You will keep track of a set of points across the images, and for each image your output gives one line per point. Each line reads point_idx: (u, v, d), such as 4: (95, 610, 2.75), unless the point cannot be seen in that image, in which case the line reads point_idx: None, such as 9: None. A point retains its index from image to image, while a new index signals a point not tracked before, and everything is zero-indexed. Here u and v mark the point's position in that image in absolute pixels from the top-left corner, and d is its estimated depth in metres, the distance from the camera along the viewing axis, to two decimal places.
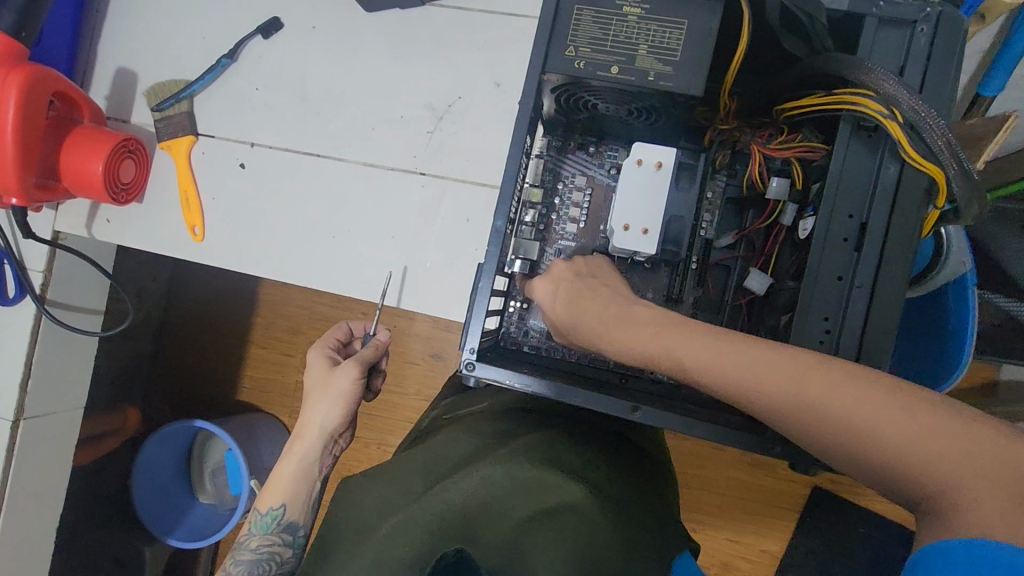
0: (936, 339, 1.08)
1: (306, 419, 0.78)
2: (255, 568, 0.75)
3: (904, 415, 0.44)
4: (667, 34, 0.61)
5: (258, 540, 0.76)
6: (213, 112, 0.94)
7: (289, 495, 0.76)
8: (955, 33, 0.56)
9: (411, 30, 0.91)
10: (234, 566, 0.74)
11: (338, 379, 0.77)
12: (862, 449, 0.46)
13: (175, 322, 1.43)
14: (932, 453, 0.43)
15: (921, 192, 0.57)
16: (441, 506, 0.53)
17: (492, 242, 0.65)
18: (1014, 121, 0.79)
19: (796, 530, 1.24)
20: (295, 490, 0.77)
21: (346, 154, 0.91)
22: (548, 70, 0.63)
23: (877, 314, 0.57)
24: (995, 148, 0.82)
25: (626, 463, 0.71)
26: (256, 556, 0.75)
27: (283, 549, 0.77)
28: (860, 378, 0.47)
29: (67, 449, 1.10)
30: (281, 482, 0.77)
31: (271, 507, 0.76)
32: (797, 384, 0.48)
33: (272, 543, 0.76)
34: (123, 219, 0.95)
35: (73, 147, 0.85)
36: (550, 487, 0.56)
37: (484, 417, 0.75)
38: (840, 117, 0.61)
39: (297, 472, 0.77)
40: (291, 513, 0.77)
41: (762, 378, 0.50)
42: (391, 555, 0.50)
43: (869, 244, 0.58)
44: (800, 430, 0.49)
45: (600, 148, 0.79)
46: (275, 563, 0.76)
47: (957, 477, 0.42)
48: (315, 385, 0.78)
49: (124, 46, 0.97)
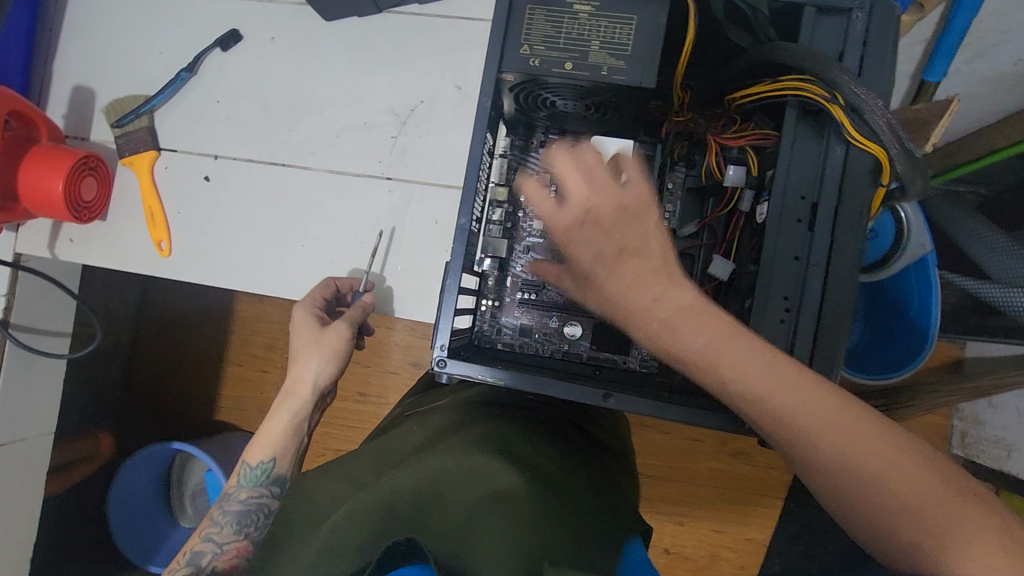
0: (899, 320, 1.14)
1: (296, 376, 0.77)
2: (244, 517, 0.75)
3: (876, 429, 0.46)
4: (617, 30, 0.63)
5: (247, 491, 0.76)
6: (174, 127, 0.93)
7: (280, 450, 0.76)
8: (888, 19, 0.59)
9: (371, 37, 0.92)
10: (221, 517, 0.75)
11: (329, 337, 0.77)
12: (817, 449, 0.47)
13: (146, 344, 1.40)
14: (901, 472, 0.45)
15: (867, 173, 0.59)
16: (390, 498, 0.56)
17: (457, 239, 0.65)
18: (957, 103, 0.84)
19: (777, 516, 1.26)
20: (284, 444, 0.77)
21: (312, 163, 0.91)
22: (504, 69, 0.64)
23: (833, 290, 0.59)
24: (941, 131, 0.86)
25: (581, 458, 0.73)
26: (245, 507, 0.75)
27: (270, 500, 0.76)
28: (809, 374, 0.48)
29: (37, 477, 1.08)
30: (270, 437, 0.76)
31: (260, 460, 0.76)
32: (779, 387, 0.48)
33: (261, 495, 0.76)
34: (86, 239, 0.94)
35: (30, 166, 0.84)
36: (499, 481, 0.58)
37: (440, 414, 0.75)
38: (786, 103, 0.63)
39: (287, 429, 0.77)
40: (280, 466, 0.77)
41: (754, 372, 0.48)
42: (342, 543, 0.53)
43: (821, 224, 0.60)
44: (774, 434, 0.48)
45: (561, 145, 0.80)
46: (263, 515, 0.76)
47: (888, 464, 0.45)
48: (303, 342, 0.76)
49: (80, 64, 0.96)
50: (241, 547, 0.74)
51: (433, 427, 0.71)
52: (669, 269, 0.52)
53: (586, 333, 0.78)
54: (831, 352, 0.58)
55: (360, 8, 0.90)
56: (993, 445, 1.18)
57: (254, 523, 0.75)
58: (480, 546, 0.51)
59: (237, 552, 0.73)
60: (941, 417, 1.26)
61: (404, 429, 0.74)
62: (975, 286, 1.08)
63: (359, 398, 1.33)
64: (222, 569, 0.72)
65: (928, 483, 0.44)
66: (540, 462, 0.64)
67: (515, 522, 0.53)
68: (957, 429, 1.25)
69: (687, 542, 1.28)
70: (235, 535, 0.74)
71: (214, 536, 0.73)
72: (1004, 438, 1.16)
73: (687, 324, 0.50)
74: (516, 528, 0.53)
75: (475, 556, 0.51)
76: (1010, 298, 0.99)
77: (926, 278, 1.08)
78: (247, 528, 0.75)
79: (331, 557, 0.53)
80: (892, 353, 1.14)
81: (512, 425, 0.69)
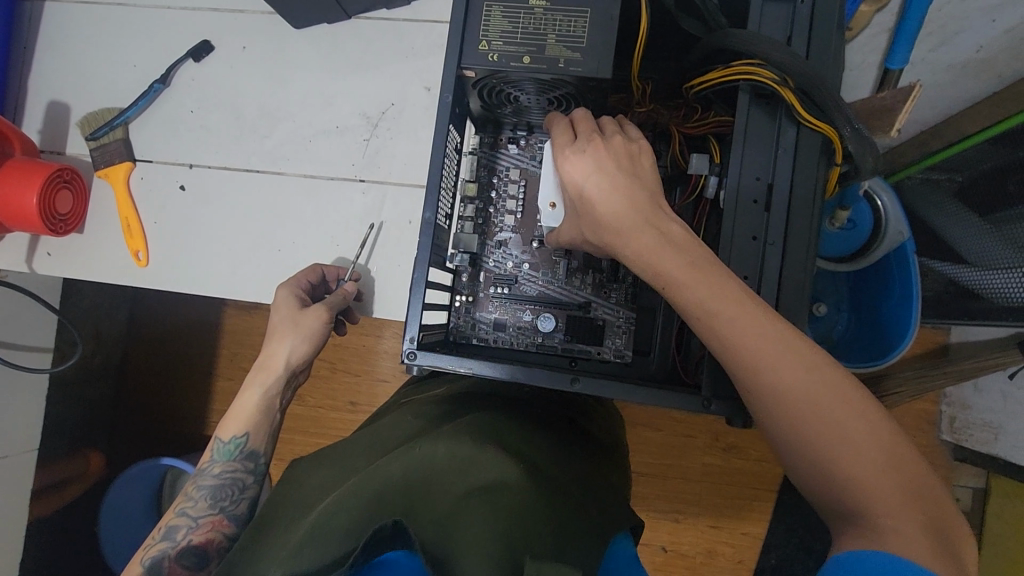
0: (885, 308, 1.14)
1: (271, 351, 0.75)
2: (218, 491, 0.74)
3: (853, 409, 0.47)
4: (572, 23, 0.65)
5: (221, 466, 0.75)
6: (149, 138, 0.94)
7: (253, 425, 0.76)
8: (832, 4, 0.62)
9: (340, 43, 0.93)
10: (194, 491, 0.73)
11: (307, 318, 0.76)
12: (789, 414, 0.48)
13: (134, 360, 1.40)
14: (866, 455, 0.46)
15: (818, 150, 0.62)
16: (380, 484, 0.58)
17: (423, 233, 0.67)
18: (920, 89, 0.71)
19: (770, 507, 1.26)
20: (258, 421, 0.76)
21: (286, 169, 0.92)
22: (465, 65, 0.67)
23: (790, 265, 0.62)
24: (905, 118, 0.73)
25: (576, 442, 0.73)
26: (218, 482, 0.74)
27: (244, 474, 0.75)
28: (786, 340, 0.49)
29: (23, 493, 1.08)
30: (244, 412, 0.76)
31: (234, 435, 0.75)
32: (757, 348, 0.49)
33: (235, 470, 0.75)
34: (64, 252, 0.94)
35: (4, 180, 0.85)
36: (486, 463, 0.58)
37: (430, 402, 0.76)
38: (739, 88, 0.65)
39: (259, 405, 0.76)
40: (254, 441, 0.76)
41: (744, 333, 0.49)
42: (330, 531, 0.54)
43: (776, 204, 0.62)
44: (757, 400, 0.50)
45: (530, 140, 0.81)
46: (238, 489, 0.74)
47: (849, 445, 0.46)
48: (283, 322, 0.75)
49: (56, 80, 0.97)
50: (216, 521, 0.72)
51: (424, 419, 0.71)
52: (658, 222, 0.55)
53: (560, 325, 0.78)
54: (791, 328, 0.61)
55: (329, 15, 0.91)
56: (980, 428, 1.17)
57: (229, 498, 0.74)
58: (463, 527, 0.51)
59: (212, 526, 0.72)
60: (928, 403, 1.26)
61: (394, 416, 0.75)
62: (952, 271, 1.09)
63: (350, 407, 1.33)
64: (197, 543, 0.70)
65: (890, 471, 0.45)
66: (529, 449, 0.64)
67: (500, 511, 0.52)
68: (946, 414, 1.25)
69: (684, 539, 1.28)
70: (209, 509, 0.73)
71: (188, 511, 0.72)
72: (991, 421, 1.14)
73: (678, 270, 0.52)
74: (499, 510, 0.52)
75: (460, 535, 0.50)
76: (986, 279, 1.01)
77: (905, 265, 1.09)
78: (222, 502, 0.74)
79: (317, 541, 0.54)
80: (873, 341, 1.15)
81: (497, 412, 0.70)
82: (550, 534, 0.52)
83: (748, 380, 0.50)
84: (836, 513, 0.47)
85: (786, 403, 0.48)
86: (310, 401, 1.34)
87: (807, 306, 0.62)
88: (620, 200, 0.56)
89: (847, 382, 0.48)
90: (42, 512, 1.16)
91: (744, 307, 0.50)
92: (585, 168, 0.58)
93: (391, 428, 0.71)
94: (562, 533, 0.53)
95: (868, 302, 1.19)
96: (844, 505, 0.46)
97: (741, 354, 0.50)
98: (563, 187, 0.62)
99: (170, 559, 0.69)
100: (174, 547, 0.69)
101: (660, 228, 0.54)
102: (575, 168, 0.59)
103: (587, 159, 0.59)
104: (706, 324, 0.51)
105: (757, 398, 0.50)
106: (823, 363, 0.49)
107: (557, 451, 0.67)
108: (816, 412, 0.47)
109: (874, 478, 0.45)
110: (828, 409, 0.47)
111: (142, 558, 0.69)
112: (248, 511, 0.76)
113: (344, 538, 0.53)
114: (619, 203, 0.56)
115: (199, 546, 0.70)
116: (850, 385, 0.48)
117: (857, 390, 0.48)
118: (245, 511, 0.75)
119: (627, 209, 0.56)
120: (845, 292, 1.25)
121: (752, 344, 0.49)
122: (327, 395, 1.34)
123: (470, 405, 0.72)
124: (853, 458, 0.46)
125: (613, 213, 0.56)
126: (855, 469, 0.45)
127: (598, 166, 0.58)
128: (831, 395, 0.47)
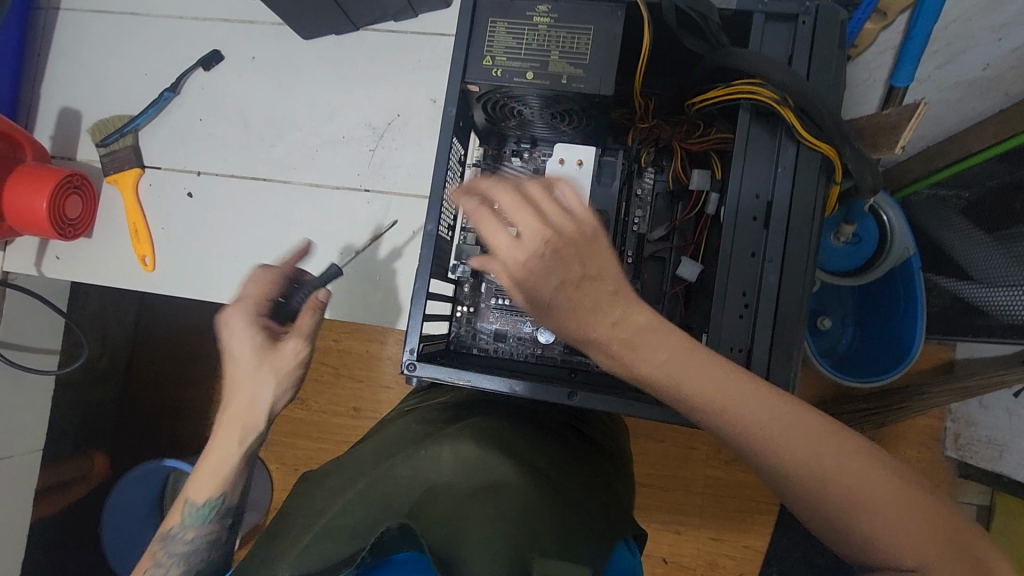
0: (890, 321, 1.14)
1: (233, 400, 0.65)
2: (191, 557, 0.66)
3: (836, 430, 0.49)
4: (576, 40, 0.66)
5: (194, 530, 0.66)
6: (158, 145, 0.96)
7: (224, 483, 0.66)
8: (832, 25, 0.64)
9: (348, 54, 0.94)
10: (165, 557, 0.66)
11: (278, 356, 0.65)
12: (781, 467, 0.49)
13: (139, 363, 1.41)
14: (855, 470, 0.48)
15: (817, 168, 0.63)
16: (387, 485, 0.59)
17: (425, 245, 0.67)
18: (924, 107, 0.68)
19: (772, 522, 1.25)
20: (225, 479, 0.65)
21: (292, 177, 0.94)
22: (469, 80, 0.68)
23: (789, 283, 0.63)
24: (910, 135, 0.71)
25: (581, 447, 0.73)
26: (190, 548, 0.66)
27: (222, 532, 0.68)
28: (767, 398, 0.50)
29: (27, 494, 1.09)
30: (209, 474, 0.65)
31: (207, 499, 0.66)
32: (739, 411, 0.50)
33: (209, 533, 0.67)
34: (73, 256, 0.96)
35: (15, 185, 0.87)
36: (490, 469, 0.59)
37: (435, 407, 0.76)
38: (739, 106, 0.66)
39: (228, 458, 0.65)
40: (230, 501, 0.67)
41: (708, 382, 0.50)
42: (340, 529, 0.56)
43: (775, 221, 0.63)
44: (735, 438, 0.51)
45: (533, 153, 0.81)
46: (215, 549, 0.67)
47: (850, 483, 0.47)
48: (241, 368, 0.64)
49: (68, 88, 0.99)
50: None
51: (427, 422, 0.71)
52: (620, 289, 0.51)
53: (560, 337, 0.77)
54: (789, 344, 0.62)
55: (337, 26, 0.92)
56: (985, 445, 1.16)
57: (205, 558, 0.67)
58: (469, 527, 0.52)
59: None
60: (933, 419, 1.25)
61: (399, 422, 0.74)
62: (957, 287, 1.10)
63: (353, 413, 1.34)
64: None
65: (892, 499, 0.47)
66: (534, 453, 0.65)
67: (507, 511, 0.54)
68: (950, 430, 1.23)
69: (685, 551, 1.27)
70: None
71: None
72: (996, 438, 1.14)
73: (646, 346, 0.51)
74: (504, 515, 0.53)
75: (465, 534, 0.51)
76: (991, 296, 1.01)
77: (910, 279, 1.09)
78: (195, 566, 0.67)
79: (327, 543, 0.55)
80: (879, 357, 1.14)
81: (502, 417, 0.70)
82: (556, 538, 0.53)
83: (718, 425, 0.51)
84: (831, 529, 0.49)
85: (768, 438, 0.49)
86: (313, 406, 1.34)
87: (804, 323, 0.62)
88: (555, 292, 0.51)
89: (832, 429, 0.49)
90: (44, 513, 1.17)
91: (704, 360, 0.50)
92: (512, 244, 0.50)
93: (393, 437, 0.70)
94: (571, 538, 0.54)
95: (874, 316, 1.18)
96: (845, 522, 0.48)
97: (707, 402, 0.50)
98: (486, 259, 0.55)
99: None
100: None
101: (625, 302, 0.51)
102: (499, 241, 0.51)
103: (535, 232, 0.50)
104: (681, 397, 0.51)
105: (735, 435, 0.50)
106: (806, 414, 0.50)
107: (562, 457, 0.67)
108: (798, 441, 0.49)
109: (866, 490, 0.47)
110: (807, 437, 0.49)
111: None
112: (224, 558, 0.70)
113: (348, 541, 0.54)
114: (554, 294, 0.51)
115: None
116: (837, 430, 0.50)
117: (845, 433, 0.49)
118: (223, 561, 0.70)
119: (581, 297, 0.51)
120: (850, 304, 1.25)
121: (721, 390, 0.50)
122: (330, 400, 1.34)
123: (472, 409, 0.72)
124: (842, 476, 0.48)
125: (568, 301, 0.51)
126: (847, 485, 0.47)
127: (545, 245, 0.50)
128: (820, 443, 0.49)
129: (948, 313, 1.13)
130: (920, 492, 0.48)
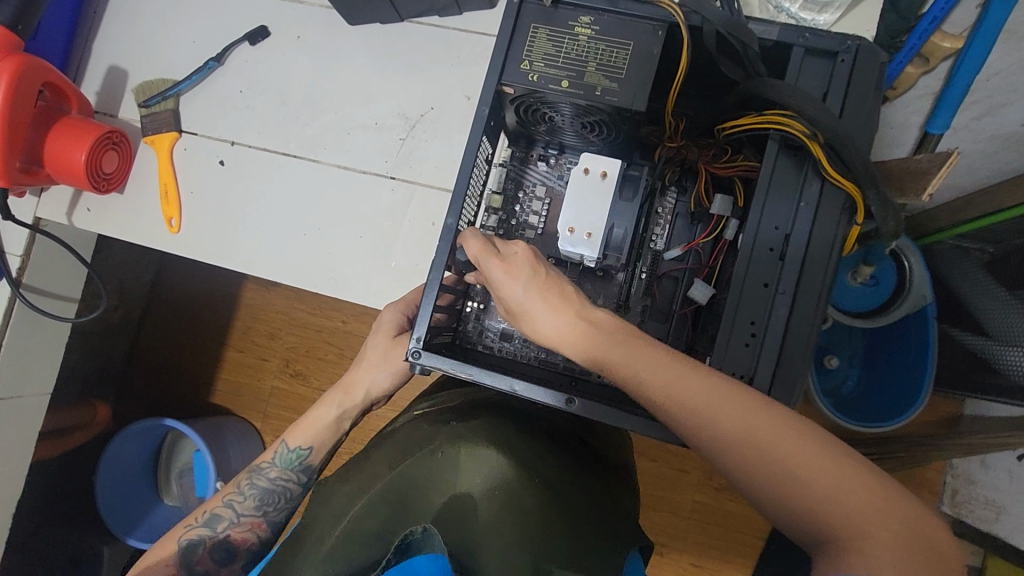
0: (902, 371, 1.12)
1: (356, 379, 0.86)
2: (267, 495, 0.87)
3: (842, 468, 0.48)
4: (614, 53, 0.67)
5: (278, 471, 0.87)
6: (196, 112, 0.98)
7: (318, 441, 0.87)
8: (870, 65, 0.65)
9: (389, 43, 0.96)
10: (248, 488, 0.86)
11: (397, 353, 0.83)
12: (786, 501, 0.49)
13: (153, 320, 1.45)
14: (824, 479, 0.47)
15: (839, 207, 0.64)
16: (406, 486, 0.62)
17: (443, 237, 0.68)
18: (956, 157, 0.66)
19: (757, 555, 1.24)
20: (323, 437, 0.87)
21: (321, 157, 0.96)
22: (505, 81, 0.69)
23: (796, 318, 0.63)
24: (939, 183, 0.69)
25: (582, 457, 0.72)
26: (271, 486, 0.86)
27: (295, 485, 0.87)
28: (778, 425, 0.50)
29: (32, 432, 1.12)
30: (312, 427, 0.87)
31: (299, 446, 0.87)
32: (741, 440, 0.50)
33: (288, 478, 0.87)
34: (103, 210, 0.99)
35: (58, 134, 0.89)
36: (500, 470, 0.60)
37: (446, 404, 0.76)
38: (769, 136, 0.67)
39: (333, 422, 0.87)
40: (314, 457, 0.87)
41: (691, 397, 0.52)
42: (361, 532, 0.60)
43: (792, 255, 0.64)
44: (713, 456, 0.52)
45: (560, 160, 0.82)
46: (285, 497, 0.87)
47: (861, 528, 0.45)
48: (376, 349, 0.84)
49: (119, 47, 1.02)
50: (255, 522, 0.86)
51: (435, 416, 0.71)
52: (585, 316, 0.60)
53: None
54: (789, 380, 0.62)
55: (382, 15, 0.94)
56: (982, 506, 1.14)
57: (272, 505, 0.87)
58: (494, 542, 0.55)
59: (251, 527, 0.86)
60: (932, 472, 1.23)
61: (410, 422, 0.74)
62: (971, 341, 1.09)
63: None
64: (233, 539, 0.86)
65: (901, 543, 0.44)
66: (541, 458, 0.64)
67: (530, 522, 0.56)
68: (949, 486, 1.22)
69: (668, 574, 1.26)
70: (254, 510, 0.86)
71: (236, 505, 0.86)
72: (994, 499, 1.12)
73: (650, 374, 0.54)
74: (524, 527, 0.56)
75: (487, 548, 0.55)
76: (1005, 356, 1.00)
77: (927, 331, 1.08)
78: (266, 506, 0.86)
79: (352, 546, 0.60)
80: (888, 404, 1.12)
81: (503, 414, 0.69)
82: (569, 553, 0.55)
83: (696, 438, 0.53)
84: (811, 539, 0.48)
85: (740, 448, 0.50)
86: (314, 382, 1.37)
87: (806, 361, 0.63)
88: (521, 286, 0.61)
89: (847, 461, 0.48)
90: (45, 455, 1.19)
91: (679, 373, 0.53)
92: (487, 250, 0.63)
93: (404, 433, 0.70)
94: (587, 552, 0.56)
95: (882, 364, 1.18)
96: (819, 531, 0.47)
97: (687, 416, 0.52)
98: (502, 304, 0.64)
99: (210, 542, 0.85)
100: (215, 536, 0.85)
101: (599, 326, 0.58)
102: (478, 245, 0.63)
103: (514, 248, 0.63)
104: (683, 420, 0.53)
105: (710, 453, 0.52)
106: (808, 442, 0.49)
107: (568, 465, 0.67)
108: (768, 456, 0.49)
109: (836, 501, 0.47)
110: (776, 448, 0.49)
111: (186, 535, 0.85)
112: (286, 518, 0.88)
113: (376, 541, 0.59)
114: (522, 291, 0.61)
115: (235, 542, 0.86)
116: (846, 465, 0.48)
117: (855, 467, 0.48)
118: (282, 518, 0.88)
119: (556, 301, 0.60)
120: (856, 347, 1.24)
121: (704, 411, 0.52)
122: (331, 377, 1.37)
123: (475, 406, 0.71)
124: (810, 483, 0.48)
125: (544, 305, 0.60)
126: (813, 492, 0.47)
127: (533, 251, 0.63)
128: (825, 478, 0.47)
129: (959, 368, 1.12)
130: (926, 540, 0.45)
